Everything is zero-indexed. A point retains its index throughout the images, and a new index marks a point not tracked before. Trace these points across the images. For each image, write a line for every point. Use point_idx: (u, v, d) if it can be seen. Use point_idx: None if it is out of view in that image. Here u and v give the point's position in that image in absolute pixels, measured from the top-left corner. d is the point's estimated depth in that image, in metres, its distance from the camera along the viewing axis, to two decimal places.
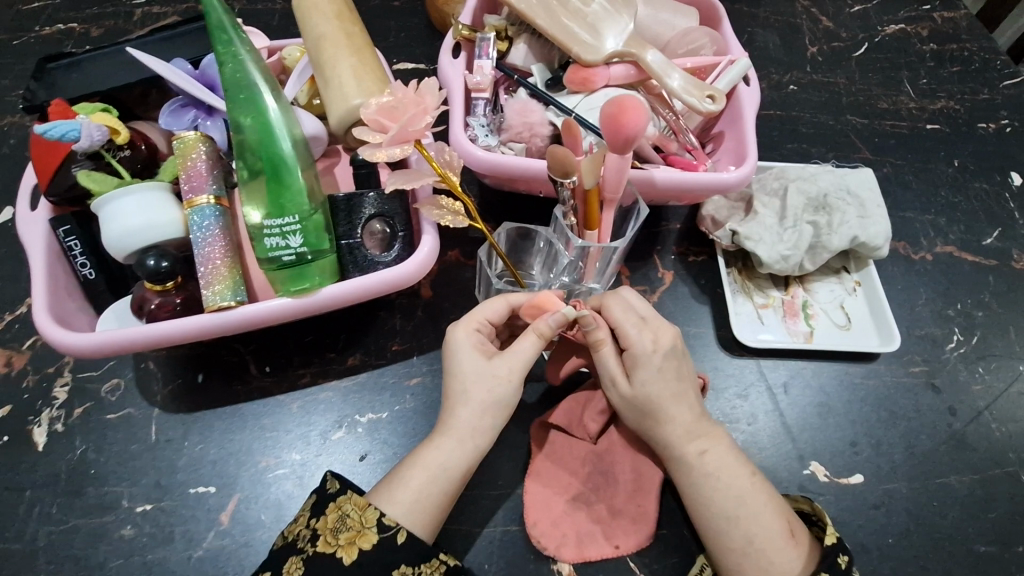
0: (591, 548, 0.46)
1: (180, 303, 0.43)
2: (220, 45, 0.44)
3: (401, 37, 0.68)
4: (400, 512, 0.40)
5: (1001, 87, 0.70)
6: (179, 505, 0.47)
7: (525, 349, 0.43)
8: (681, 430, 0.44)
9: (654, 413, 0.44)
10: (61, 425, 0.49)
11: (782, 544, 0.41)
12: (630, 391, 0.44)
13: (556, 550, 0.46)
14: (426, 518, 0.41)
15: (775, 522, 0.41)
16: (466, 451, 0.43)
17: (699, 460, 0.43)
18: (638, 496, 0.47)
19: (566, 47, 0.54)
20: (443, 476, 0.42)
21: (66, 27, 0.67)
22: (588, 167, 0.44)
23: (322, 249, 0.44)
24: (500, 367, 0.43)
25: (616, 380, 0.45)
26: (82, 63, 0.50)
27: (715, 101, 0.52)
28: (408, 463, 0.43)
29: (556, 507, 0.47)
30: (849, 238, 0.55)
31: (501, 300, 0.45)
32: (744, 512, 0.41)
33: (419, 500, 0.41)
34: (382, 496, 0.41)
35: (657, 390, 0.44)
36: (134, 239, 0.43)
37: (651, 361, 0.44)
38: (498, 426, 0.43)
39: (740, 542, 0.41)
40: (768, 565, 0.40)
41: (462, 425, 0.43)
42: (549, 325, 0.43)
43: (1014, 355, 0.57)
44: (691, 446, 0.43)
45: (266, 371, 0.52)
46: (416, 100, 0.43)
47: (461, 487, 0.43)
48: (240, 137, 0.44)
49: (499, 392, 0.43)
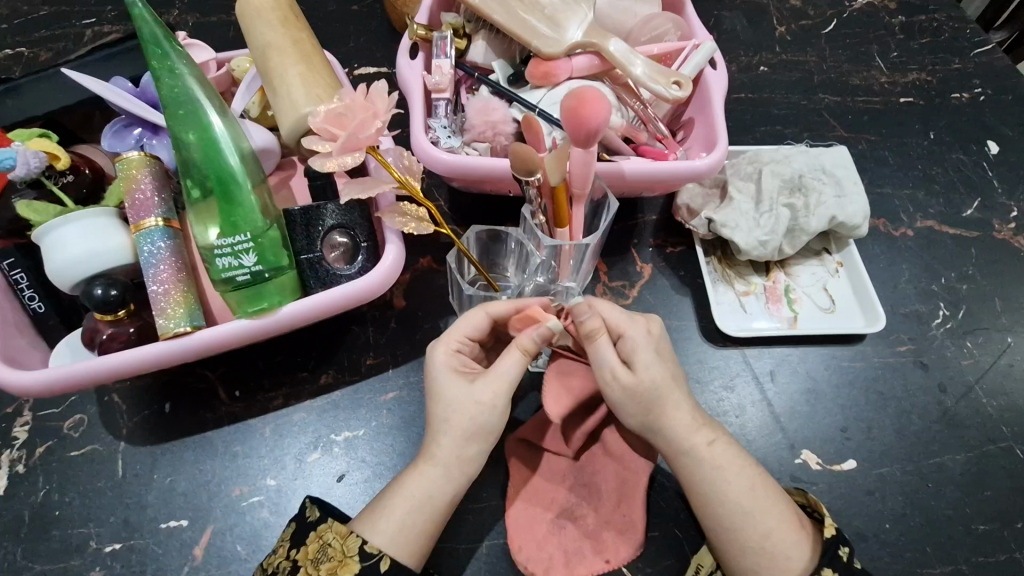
0: (580, 565, 0.45)
1: (134, 332, 0.42)
2: (155, 59, 0.42)
3: (360, 41, 0.66)
4: (388, 543, 0.38)
5: (972, 56, 0.69)
6: (151, 542, 0.45)
7: (510, 367, 0.41)
8: (689, 419, 0.42)
9: (660, 401, 0.41)
10: (22, 467, 0.48)
11: (795, 536, 0.39)
12: (634, 378, 0.41)
13: (546, 573, 0.45)
14: (414, 547, 0.39)
15: (786, 515, 0.40)
16: (448, 473, 0.40)
17: (710, 450, 0.41)
18: (623, 505, 0.47)
19: (525, 41, 0.52)
20: (429, 503, 0.40)
21: (12, 52, 0.65)
22: (552, 164, 0.42)
23: (281, 267, 0.42)
24: (483, 391, 0.40)
25: (617, 371, 0.41)
26: (19, 88, 0.48)
27: (682, 87, 0.51)
28: (394, 492, 0.40)
29: (540, 528, 0.46)
30: (826, 219, 0.54)
31: (480, 314, 0.43)
32: (758, 505, 0.40)
33: (405, 528, 0.39)
34: (363, 523, 0.39)
35: (660, 374, 0.42)
36: (79, 269, 0.41)
37: (649, 346, 0.42)
38: (484, 452, 0.41)
39: (758, 537, 0.39)
40: (784, 560, 0.38)
41: (446, 452, 0.40)
42: (532, 340, 0.41)
43: (1001, 327, 0.56)
44: (700, 436, 0.41)
45: (236, 396, 0.50)
46: (365, 105, 0.41)
47: (449, 512, 0.41)
48: (183, 155, 0.42)
49: (482, 415, 0.40)
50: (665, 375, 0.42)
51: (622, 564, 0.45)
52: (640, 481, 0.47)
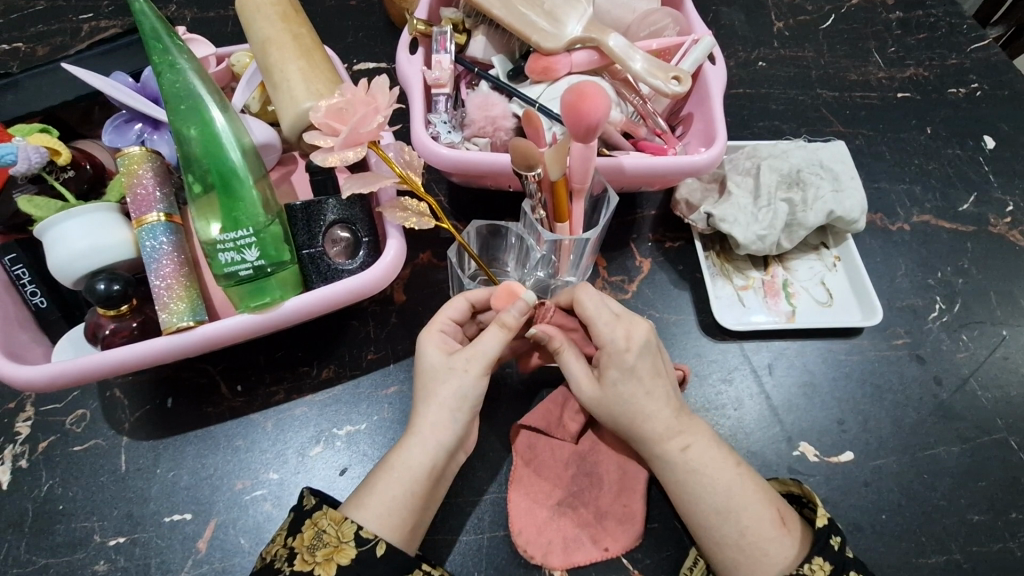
0: (579, 553, 0.46)
1: (137, 327, 0.42)
2: (155, 53, 0.42)
3: (359, 37, 0.66)
4: (370, 519, 0.39)
5: (969, 51, 0.70)
6: (154, 536, 0.46)
7: (489, 341, 0.42)
8: (662, 428, 0.42)
9: (630, 415, 0.42)
10: (25, 461, 0.48)
11: (776, 534, 0.39)
12: (601, 392, 0.43)
13: (544, 558, 0.46)
14: (396, 519, 0.39)
15: (767, 512, 0.40)
16: (429, 447, 0.41)
17: (682, 456, 0.41)
18: (623, 497, 0.47)
19: (525, 36, 0.52)
20: (407, 474, 0.40)
21: (10, 47, 0.65)
22: (552, 158, 0.43)
23: (282, 261, 0.42)
24: (458, 360, 0.42)
25: (583, 383, 0.43)
26: (17, 83, 0.48)
27: (681, 83, 0.51)
28: (379, 468, 0.41)
29: (540, 515, 0.47)
30: (824, 213, 0.54)
31: (462, 299, 0.45)
32: (732, 506, 0.40)
33: (383, 499, 0.39)
34: (353, 505, 0.40)
35: (631, 390, 0.42)
36: (80, 265, 0.41)
37: (624, 360, 0.42)
38: (460, 420, 0.42)
39: (732, 535, 0.39)
40: (761, 557, 0.39)
41: (424, 420, 0.41)
42: (513, 315, 0.42)
43: (996, 321, 0.57)
44: (673, 442, 0.42)
45: (237, 391, 0.50)
46: (366, 100, 0.42)
47: (428, 484, 0.41)
48: (185, 150, 0.42)
49: (459, 384, 0.41)
50: (638, 387, 0.42)
51: (620, 553, 0.46)
52: (641, 474, 0.47)
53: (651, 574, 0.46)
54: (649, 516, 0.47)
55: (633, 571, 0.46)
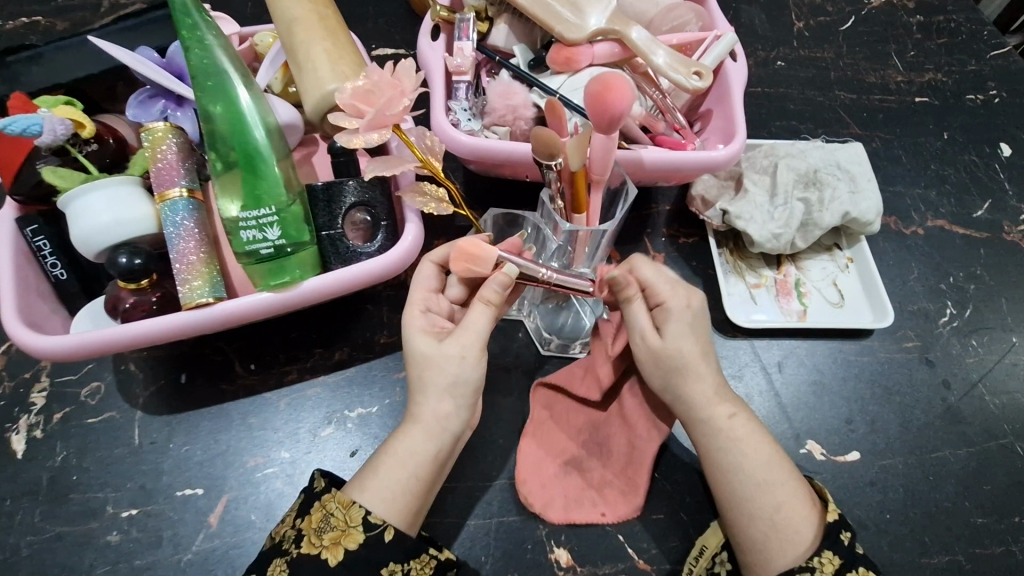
0: (577, 511, 0.46)
1: (155, 302, 0.42)
2: (185, 28, 0.42)
3: (379, 22, 0.66)
4: (372, 500, 0.39)
5: (989, 58, 0.69)
6: (167, 509, 0.46)
7: (477, 321, 0.42)
8: (711, 391, 0.43)
9: (685, 371, 0.43)
10: (40, 431, 0.48)
11: (807, 514, 0.40)
12: (662, 344, 0.43)
13: (543, 509, 0.46)
14: (399, 502, 0.39)
15: (800, 492, 0.40)
16: (435, 438, 0.41)
17: (728, 423, 0.42)
18: (631, 469, 0.47)
19: (549, 26, 0.52)
20: (411, 458, 0.41)
21: (30, 20, 0.64)
22: (574, 148, 0.42)
23: (303, 242, 0.43)
24: (450, 346, 0.41)
25: (646, 335, 0.43)
26: (43, 56, 0.48)
27: (703, 78, 0.51)
28: (382, 454, 0.41)
29: (546, 470, 0.48)
30: (840, 214, 0.54)
31: (427, 264, 0.45)
32: (771, 479, 0.40)
33: (393, 487, 0.40)
34: (358, 488, 0.40)
35: (687, 346, 0.43)
36: (103, 237, 0.41)
37: (685, 318, 0.44)
38: (463, 406, 0.42)
39: (767, 509, 0.39)
40: (793, 534, 0.39)
41: (426, 409, 0.41)
42: (493, 290, 0.41)
43: (1007, 328, 0.57)
44: (721, 409, 0.43)
45: (251, 368, 0.51)
46: (392, 83, 0.42)
47: (436, 471, 0.42)
48: (210, 127, 0.42)
49: (457, 369, 0.41)
50: (695, 345, 0.44)
51: (615, 521, 0.46)
52: (650, 450, 0.46)
53: (658, 566, 0.46)
54: (656, 507, 0.48)
55: (639, 561, 0.46)
